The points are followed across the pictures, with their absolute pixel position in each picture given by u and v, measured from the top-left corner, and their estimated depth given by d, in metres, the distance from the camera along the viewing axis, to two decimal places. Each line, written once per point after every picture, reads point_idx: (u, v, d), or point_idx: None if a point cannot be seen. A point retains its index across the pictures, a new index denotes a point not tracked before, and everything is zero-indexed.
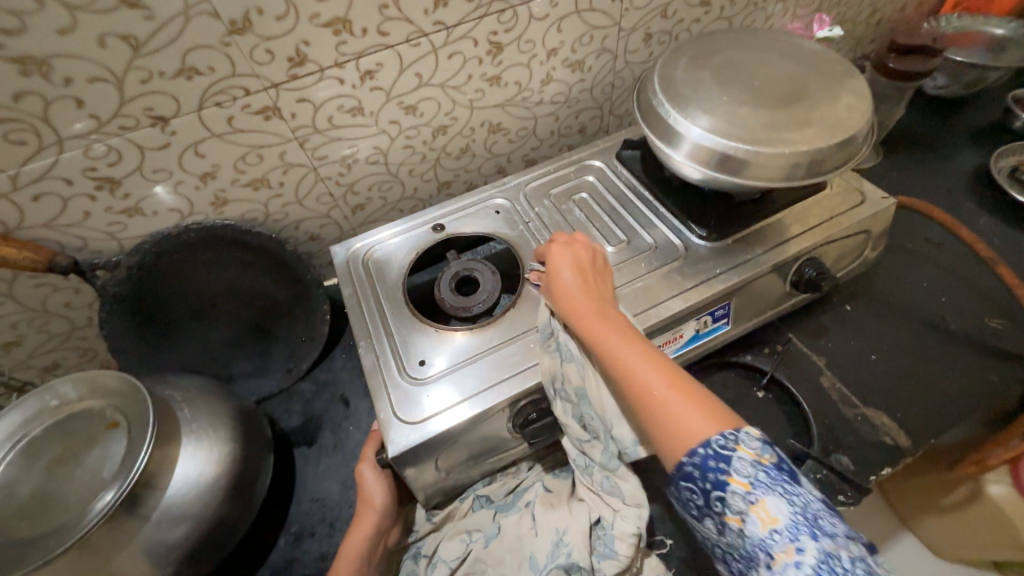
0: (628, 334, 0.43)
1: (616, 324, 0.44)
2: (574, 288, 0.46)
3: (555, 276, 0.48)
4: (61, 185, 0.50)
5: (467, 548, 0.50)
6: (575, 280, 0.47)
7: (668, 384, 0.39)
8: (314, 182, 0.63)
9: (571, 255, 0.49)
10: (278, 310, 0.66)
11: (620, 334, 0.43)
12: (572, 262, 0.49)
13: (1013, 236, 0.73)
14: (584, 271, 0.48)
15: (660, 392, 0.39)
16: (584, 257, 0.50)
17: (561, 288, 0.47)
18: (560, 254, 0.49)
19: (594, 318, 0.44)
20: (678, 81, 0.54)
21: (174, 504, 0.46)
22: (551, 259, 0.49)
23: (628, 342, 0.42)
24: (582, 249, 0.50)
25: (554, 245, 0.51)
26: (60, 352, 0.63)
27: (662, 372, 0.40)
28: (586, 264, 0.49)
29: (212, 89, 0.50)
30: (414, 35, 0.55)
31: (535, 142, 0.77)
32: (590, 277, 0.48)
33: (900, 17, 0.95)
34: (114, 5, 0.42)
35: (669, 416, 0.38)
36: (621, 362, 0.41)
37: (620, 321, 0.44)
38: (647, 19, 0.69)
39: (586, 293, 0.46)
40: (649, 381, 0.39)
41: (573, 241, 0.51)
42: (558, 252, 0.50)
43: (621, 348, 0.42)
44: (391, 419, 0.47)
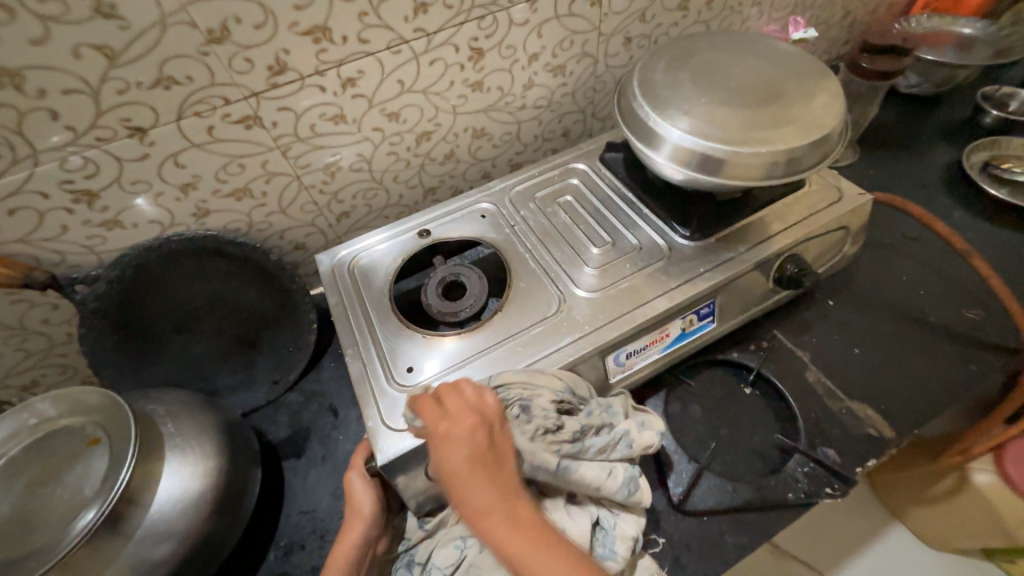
0: (543, 545, 0.39)
1: (524, 526, 0.39)
2: (473, 489, 0.40)
3: (454, 485, 0.40)
4: (37, 198, 0.49)
5: (462, 554, 0.48)
6: (482, 486, 0.40)
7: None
8: (298, 190, 0.63)
9: (465, 437, 0.41)
10: (263, 320, 0.65)
11: (528, 548, 0.38)
12: (471, 456, 0.40)
13: (987, 230, 0.74)
14: (481, 461, 0.40)
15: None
16: (482, 439, 0.41)
17: (467, 497, 0.40)
18: (455, 439, 0.41)
19: (498, 527, 0.39)
20: (657, 83, 0.55)
21: (158, 521, 0.45)
22: (442, 455, 0.41)
23: (554, 559, 0.38)
24: (480, 424, 0.42)
25: (443, 418, 0.42)
26: (39, 369, 0.62)
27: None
28: (482, 449, 0.41)
29: (191, 99, 0.49)
30: (395, 43, 0.55)
31: (519, 147, 0.77)
32: (494, 467, 0.41)
33: (872, 19, 0.98)
34: (87, 16, 0.41)
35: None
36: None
37: (529, 525, 0.39)
38: (625, 24, 0.70)
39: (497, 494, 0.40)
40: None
41: (461, 409, 0.43)
42: (448, 444, 0.41)
43: (530, 562, 0.38)
44: (380, 426, 0.46)
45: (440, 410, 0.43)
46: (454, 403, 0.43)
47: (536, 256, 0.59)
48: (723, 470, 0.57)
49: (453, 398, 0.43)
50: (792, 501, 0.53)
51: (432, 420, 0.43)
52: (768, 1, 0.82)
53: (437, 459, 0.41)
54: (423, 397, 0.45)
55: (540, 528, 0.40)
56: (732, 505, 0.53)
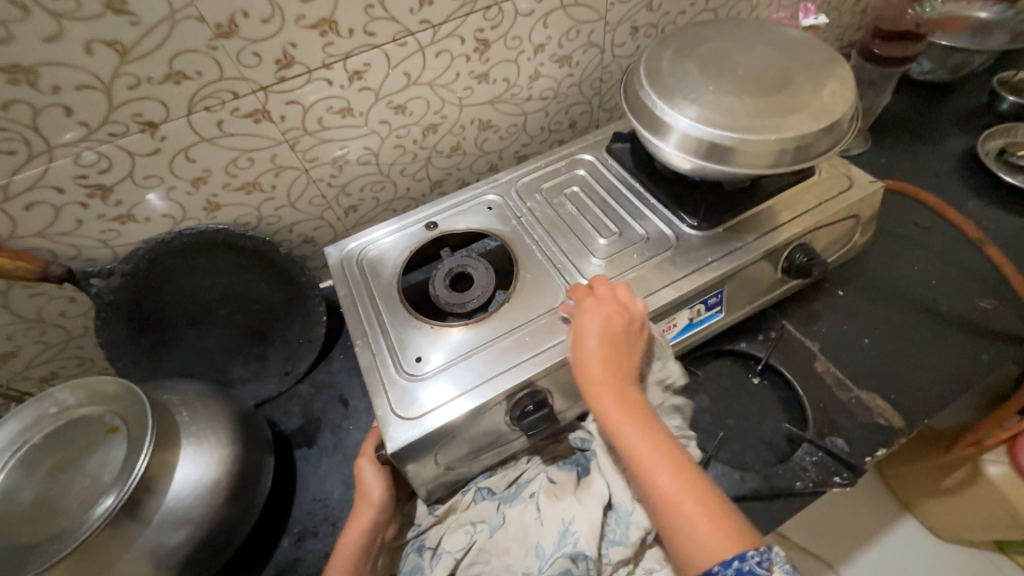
0: (644, 423, 0.42)
1: (631, 401, 0.44)
2: (598, 356, 0.45)
3: (581, 343, 0.47)
4: (53, 193, 0.50)
5: (472, 539, 0.50)
6: (597, 347, 0.46)
7: (686, 485, 0.39)
8: (307, 184, 0.63)
9: (608, 315, 0.48)
10: (273, 313, 0.66)
11: (627, 417, 0.43)
12: (605, 330, 0.47)
13: (1002, 217, 0.73)
14: (612, 339, 0.46)
15: (676, 495, 0.39)
16: (618, 322, 0.47)
17: (587, 364, 0.45)
18: (596, 312, 0.48)
19: (607, 395, 0.44)
20: (664, 71, 0.54)
21: (175, 507, 0.46)
22: (580, 319, 0.48)
23: (652, 435, 0.42)
24: (623, 313, 0.48)
25: (591, 299, 0.49)
26: (58, 361, 0.63)
27: (683, 478, 0.39)
28: (617, 329, 0.47)
29: (200, 93, 0.50)
30: (401, 35, 0.55)
31: (525, 138, 0.77)
32: (620, 348, 0.46)
33: (885, 5, 0.96)
34: (99, 11, 0.42)
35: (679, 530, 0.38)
36: (630, 448, 0.42)
37: (635, 402, 0.44)
38: (632, 13, 0.70)
39: (606, 360, 0.45)
40: (666, 485, 0.39)
41: (608, 296, 0.49)
42: (588, 315, 0.48)
43: (629, 428, 0.42)
44: (389, 415, 0.47)
45: (592, 294, 0.50)
46: (606, 289, 0.50)
47: (543, 247, 0.59)
48: (731, 459, 0.57)
49: (602, 287, 0.51)
50: (800, 489, 0.53)
51: (580, 297, 0.51)
52: None
53: (575, 325, 0.48)
54: (604, 284, 0.51)
55: (642, 411, 0.43)
56: (740, 494, 0.53)
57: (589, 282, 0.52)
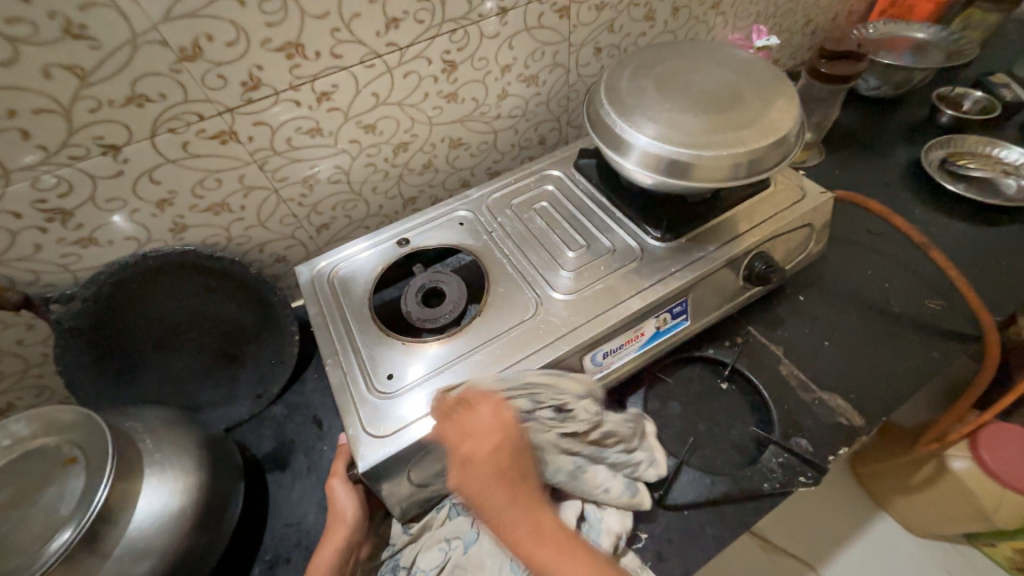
0: (583, 562, 0.40)
1: (546, 536, 0.41)
2: (508, 504, 0.41)
3: (487, 503, 0.41)
4: (9, 218, 0.49)
5: (447, 555, 0.49)
6: (505, 502, 0.41)
7: None
8: (277, 204, 0.63)
9: (491, 456, 0.42)
10: (244, 334, 0.65)
11: (564, 565, 0.40)
12: (496, 476, 0.42)
13: (946, 223, 0.78)
14: (512, 482, 0.42)
15: None
16: (505, 461, 0.43)
17: (501, 521, 0.41)
18: (478, 457, 0.42)
19: (538, 550, 0.40)
20: (623, 91, 0.57)
21: (136, 539, 0.45)
22: (462, 472, 0.42)
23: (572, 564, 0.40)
24: (501, 441, 0.43)
25: (473, 424, 0.44)
26: (15, 391, 0.61)
27: None
28: (507, 469, 0.42)
29: (165, 116, 0.50)
30: (368, 57, 0.57)
31: (497, 155, 0.79)
32: (518, 486, 0.42)
33: (832, 26, 1.03)
34: (57, 37, 0.41)
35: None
36: None
37: (569, 548, 0.40)
38: (595, 34, 0.73)
39: (516, 513, 0.41)
40: None
41: (489, 423, 0.44)
42: (472, 468, 0.42)
43: (562, 573, 0.39)
44: (360, 434, 0.47)
45: (465, 433, 0.44)
46: (478, 418, 0.44)
47: (514, 261, 0.60)
48: (703, 464, 0.58)
49: (481, 408, 0.45)
50: (767, 490, 0.54)
51: (455, 423, 0.44)
52: (732, 12, 0.85)
53: (456, 482, 0.42)
54: (479, 394, 0.46)
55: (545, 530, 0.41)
56: (712, 497, 0.55)
57: (455, 394, 0.47)
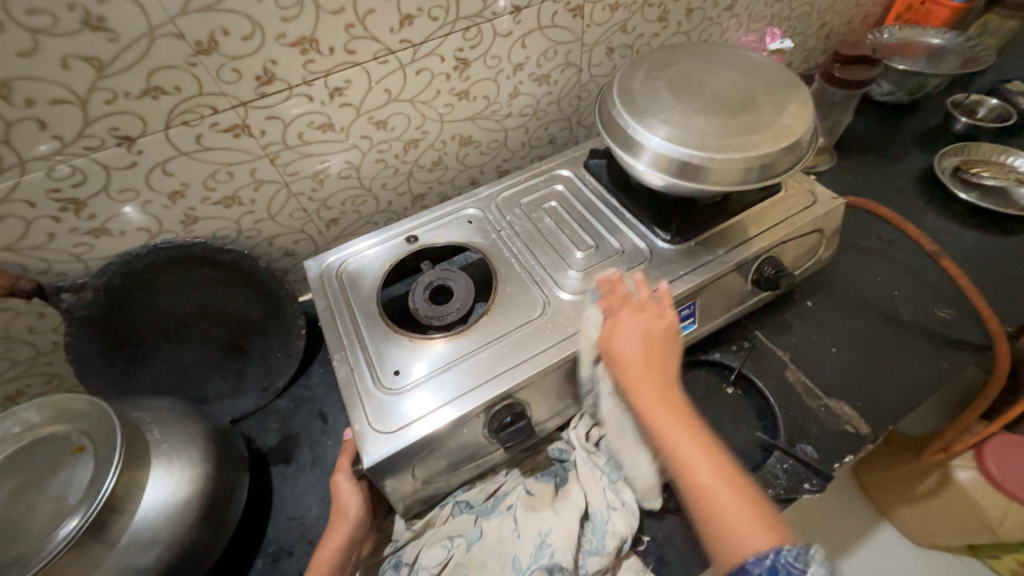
0: (686, 423, 0.40)
1: (669, 402, 0.42)
2: (644, 374, 0.43)
3: (619, 350, 0.45)
4: (23, 207, 0.49)
5: (450, 553, 0.50)
6: (634, 340, 0.45)
7: (731, 491, 0.37)
8: (287, 198, 0.63)
9: (638, 332, 0.46)
10: (252, 327, 0.66)
11: (675, 426, 0.40)
12: (639, 343, 0.45)
13: (958, 232, 0.77)
14: (652, 345, 0.45)
15: (714, 491, 0.37)
16: (656, 331, 0.46)
17: (619, 346, 0.45)
18: (628, 318, 0.47)
19: (658, 413, 0.41)
20: (635, 92, 0.57)
21: (143, 528, 0.45)
22: (612, 327, 0.47)
23: (682, 422, 0.40)
24: (655, 320, 0.47)
25: (624, 306, 0.48)
26: (25, 378, 0.62)
27: (727, 486, 0.37)
28: (655, 337, 0.46)
29: (179, 109, 0.50)
30: (381, 53, 0.57)
31: (506, 154, 0.79)
32: (659, 355, 0.45)
33: (847, 30, 1.02)
34: (76, 28, 0.42)
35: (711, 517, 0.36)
36: (670, 447, 0.40)
37: (678, 409, 0.41)
38: (608, 34, 0.73)
39: (645, 361, 0.44)
40: (703, 475, 0.38)
41: (643, 302, 0.48)
42: (624, 320, 0.47)
43: (660, 415, 0.41)
44: (366, 429, 0.47)
45: (624, 306, 0.48)
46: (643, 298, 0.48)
47: (522, 260, 0.60)
48: None
49: (643, 296, 0.48)
50: (772, 496, 0.54)
51: (613, 302, 0.49)
52: (746, 13, 0.85)
53: (603, 335, 0.47)
54: (645, 286, 0.49)
55: (665, 402, 0.42)
56: None
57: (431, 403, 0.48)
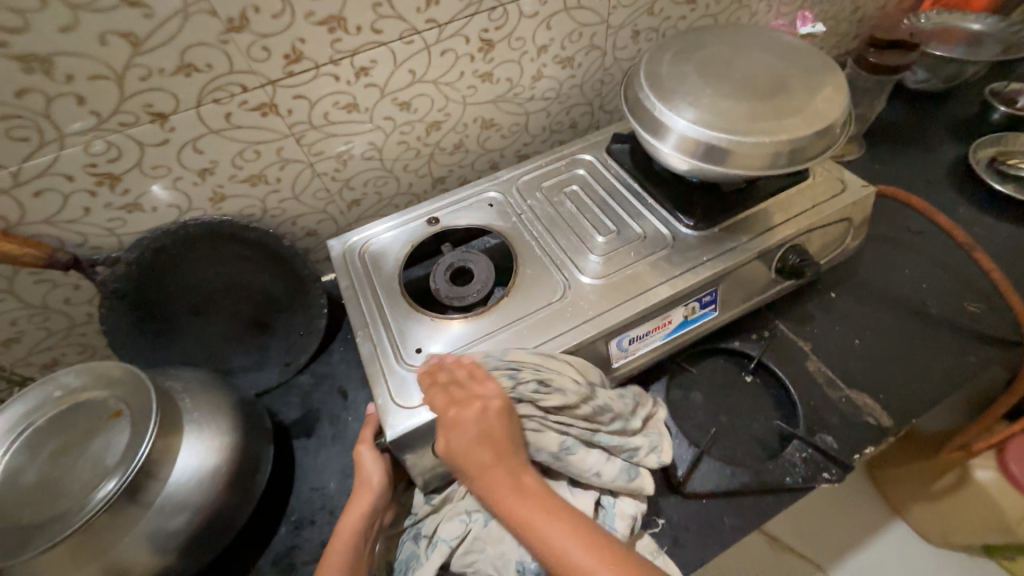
0: (563, 520, 0.42)
1: (533, 505, 0.43)
2: (498, 477, 0.44)
3: (468, 460, 0.44)
4: (62, 181, 0.51)
5: (467, 527, 0.50)
6: (483, 447, 0.44)
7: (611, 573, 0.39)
8: (311, 178, 0.64)
9: (470, 431, 0.44)
10: (275, 304, 0.67)
11: (553, 527, 0.42)
12: (474, 441, 0.44)
13: (992, 225, 0.75)
14: (490, 442, 0.44)
15: None
16: (491, 427, 0.45)
17: (466, 453, 0.44)
18: (459, 419, 0.44)
19: (530, 515, 0.42)
20: (663, 73, 0.56)
21: (176, 492, 0.47)
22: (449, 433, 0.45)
23: (552, 515, 0.42)
24: (483, 414, 0.45)
25: (436, 389, 0.47)
26: (61, 348, 0.64)
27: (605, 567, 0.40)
28: (488, 435, 0.44)
29: (210, 86, 0.51)
30: (407, 33, 0.57)
31: (527, 138, 0.79)
32: (495, 452, 0.44)
33: (882, 15, 0.99)
34: (114, 4, 0.42)
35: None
36: (555, 551, 0.41)
37: (553, 506, 0.43)
38: (634, 16, 0.71)
39: (486, 460, 0.44)
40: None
41: (482, 389, 0.46)
42: (454, 427, 0.44)
43: (537, 519, 0.42)
44: (389, 404, 0.48)
45: (450, 400, 0.46)
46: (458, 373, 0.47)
47: (542, 244, 0.61)
48: (723, 455, 0.58)
49: (485, 387, 0.46)
50: (789, 484, 0.54)
51: (432, 383, 0.47)
52: None
53: (444, 438, 0.45)
54: (462, 365, 0.48)
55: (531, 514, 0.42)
56: (730, 489, 0.55)
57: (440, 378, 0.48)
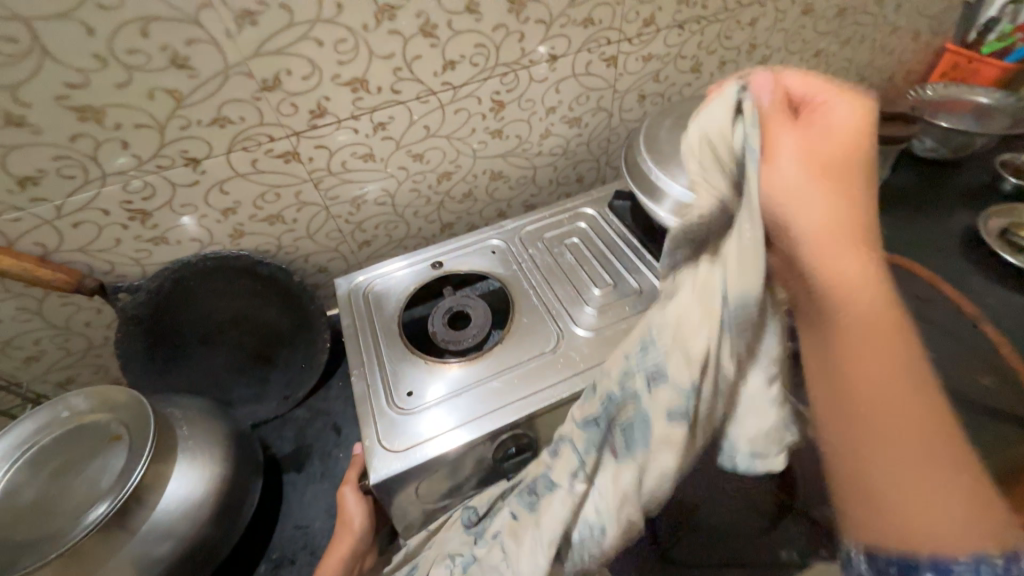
0: (924, 420, 0.30)
1: (864, 286, 0.31)
2: (858, 262, 0.31)
3: (802, 150, 0.32)
4: (99, 215, 0.55)
5: (448, 573, 0.45)
6: (830, 195, 0.32)
7: (965, 504, 0.28)
8: (326, 219, 0.68)
9: (835, 143, 0.33)
10: (280, 336, 0.69)
11: (886, 352, 0.30)
12: (836, 172, 0.32)
13: (1003, 297, 0.74)
14: (852, 222, 0.32)
15: (915, 414, 0.30)
16: (854, 158, 0.32)
17: (823, 127, 0.33)
18: (811, 122, 0.33)
19: (851, 243, 0.31)
20: (661, 140, 0.59)
21: (162, 519, 0.48)
22: (799, 143, 0.33)
23: (885, 327, 0.31)
24: (856, 150, 0.33)
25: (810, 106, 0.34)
26: (77, 367, 0.68)
27: (927, 409, 0.30)
28: (851, 166, 0.32)
29: (241, 135, 0.55)
30: (424, 93, 0.61)
31: (534, 189, 0.82)
32: (856, 222, 0.32)
33: (887, 85, 1.02)
34: (164, 66, 0.47)
35: (922, 528, 0.28)
36: (846, 325, 0.31)
37: (915, 381, 0.30)
38: (640, 83, 0.76)
39: (846, 199, 0.32)
40: (922, 397, 0.30)
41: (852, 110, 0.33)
42: (809, 134, 0.33)
43: (858, 273, 0.31)
44: (375, 446, 0.48)
45: (819, 122, 0.33)
46: (837, 113, 0.33)
47: (539, 293, 0.62)
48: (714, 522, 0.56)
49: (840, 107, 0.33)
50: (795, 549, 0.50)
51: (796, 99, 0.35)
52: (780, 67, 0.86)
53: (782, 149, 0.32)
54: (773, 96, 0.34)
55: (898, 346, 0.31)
56: None
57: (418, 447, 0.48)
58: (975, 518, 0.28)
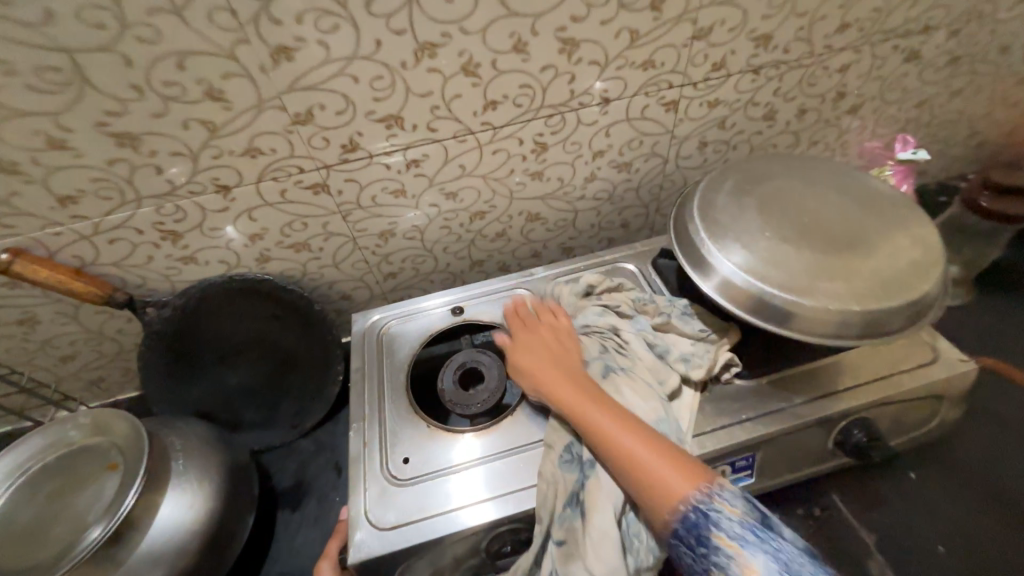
0: (628, 424, 0.42)
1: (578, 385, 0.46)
2: (559, 374, 0.47)
3: (521, 348, 0.52)
4: (133, 233, 0.56)
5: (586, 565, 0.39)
6: (532, 353, 0.51)
7: (671, 462, 0.39)
8: (352, 250, 0.66)
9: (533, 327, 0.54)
10: (295, 363, 0.68)
11: (594, 404, 0.44)
12: (538, 349, 0.51)
13: None
14: (551, 351, 0.50)
15: (622, 434, 0.41)
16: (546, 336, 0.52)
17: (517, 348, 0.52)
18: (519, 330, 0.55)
19: (562, 381, 0.47)
20: (720, 208, 0.51)
21: (149, 552, 0.47)
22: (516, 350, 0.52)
23: (597, 400, 0.44)
24: (543, 326, 0.54)
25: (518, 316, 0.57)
26: (108, 369, 0.70)
27: (627, 423, 0.42)
28: (549, 331, 0.53)
29: (272, 166, 0.54)
30: (462, 133, 0.58)
31: (573, 232, 0.76)
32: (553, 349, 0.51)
33: (1007, 142, 0.86)
34: (200, 98, 0.47)
35: (664, 491, 0.37)
36: (597, 431, 0.42)
37: (619, 410, 0.43)
38: (702, 129, 0.68)
39: (544, 353, 0.50)
40: (611, 425, 0.42)
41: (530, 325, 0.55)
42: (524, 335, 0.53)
43: (572, 396, 0.45)
44: (360, 518, 0.45)
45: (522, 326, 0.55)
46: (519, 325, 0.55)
47: None
48: None
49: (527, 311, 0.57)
50: None
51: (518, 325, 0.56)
52: (872, 117, 0.75)
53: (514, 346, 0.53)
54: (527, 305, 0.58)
55: (632, 418, 0.43)
56: None
57: (406, 528, 0.44)
58: (681, 472, 0.38)
